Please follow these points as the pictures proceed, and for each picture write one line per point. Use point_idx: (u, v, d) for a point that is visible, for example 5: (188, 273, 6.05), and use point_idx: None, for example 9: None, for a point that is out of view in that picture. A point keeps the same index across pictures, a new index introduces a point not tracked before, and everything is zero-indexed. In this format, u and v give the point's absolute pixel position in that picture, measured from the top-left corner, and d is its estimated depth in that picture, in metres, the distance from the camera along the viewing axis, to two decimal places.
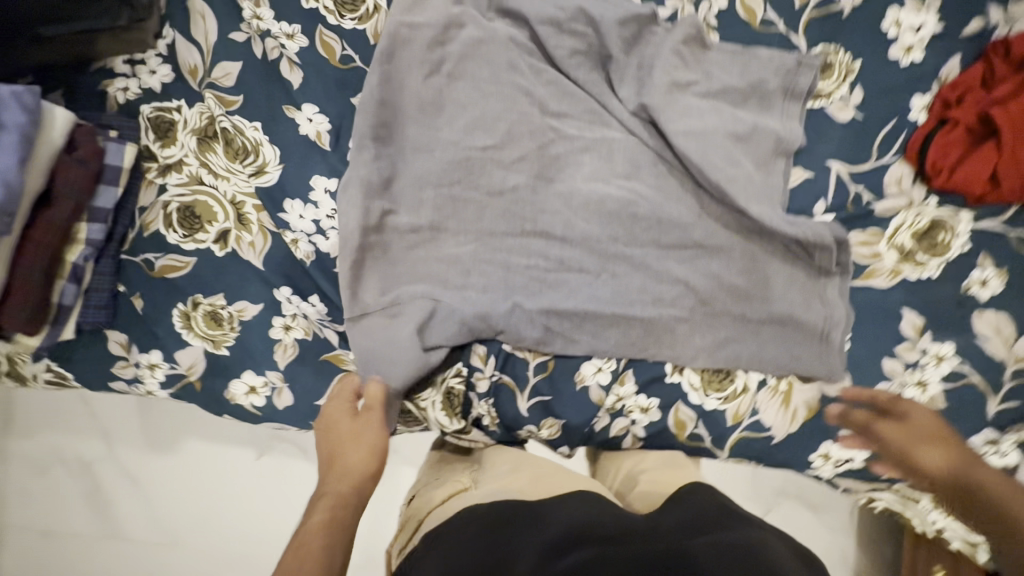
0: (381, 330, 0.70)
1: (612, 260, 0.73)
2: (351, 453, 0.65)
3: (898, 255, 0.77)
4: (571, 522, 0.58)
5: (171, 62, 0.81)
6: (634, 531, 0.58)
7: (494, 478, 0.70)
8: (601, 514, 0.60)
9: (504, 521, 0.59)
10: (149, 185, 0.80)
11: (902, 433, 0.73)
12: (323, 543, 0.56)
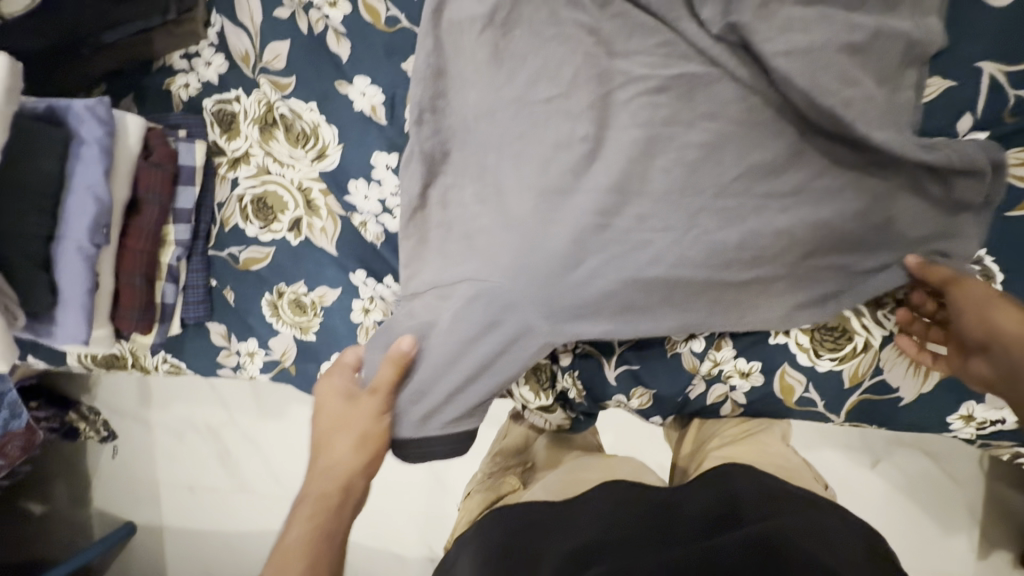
0: (435, 310, 0.67)
1: (700, 216, 0.61)
2: (344, 446, 0.66)
3: None
4: (594, 529, 0.60)
5: (223, 51, 0.80)
6: (664, 529, 0.60)
7: (540, 483, 0.72)
8: (627, 510, 0.63)
9: (533, 527, 0.62)
10: (223, 180, 0.82)
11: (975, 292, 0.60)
12: (320, 544, 0.60)
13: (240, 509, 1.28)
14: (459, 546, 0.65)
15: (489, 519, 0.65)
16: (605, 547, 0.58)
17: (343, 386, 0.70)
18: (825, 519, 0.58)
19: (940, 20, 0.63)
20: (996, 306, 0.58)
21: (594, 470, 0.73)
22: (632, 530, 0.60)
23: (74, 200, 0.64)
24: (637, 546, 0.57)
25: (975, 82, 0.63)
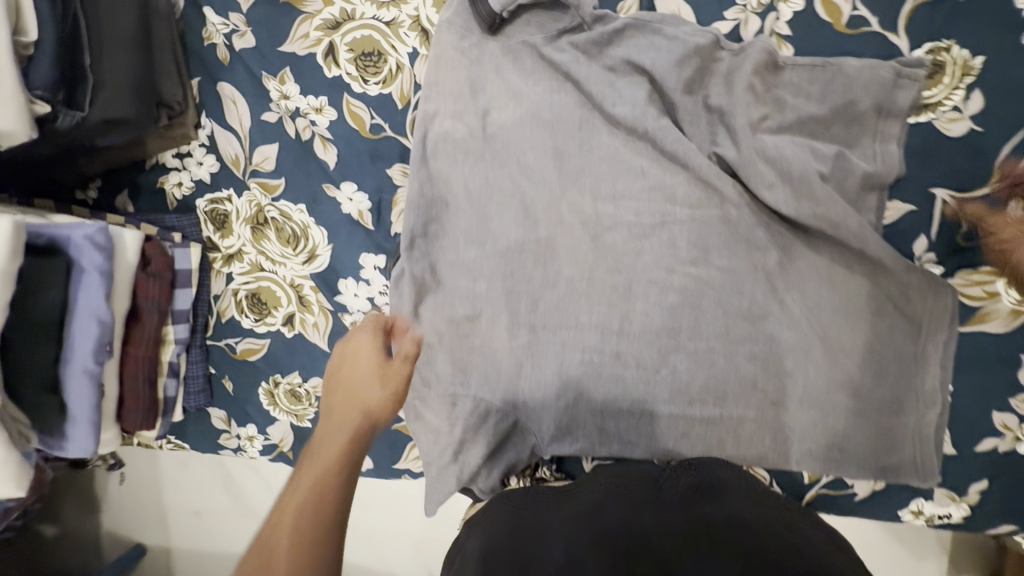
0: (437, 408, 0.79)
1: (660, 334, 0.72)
2: (371, 385, 0.64)
3: (1021, 296, 0.66)
4: (604, 501, 0.61)
5: (213, 151, 0.82)
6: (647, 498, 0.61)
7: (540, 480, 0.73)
8: (628, 487, 0.64)
9: (533, 506, 0.62)
10: (218, 274, 0.85)
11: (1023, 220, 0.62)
12: (316, 515, 0.53)
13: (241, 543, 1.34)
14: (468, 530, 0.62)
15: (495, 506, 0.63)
16: (608, 510, 0.59)
17: (370, 328, 0.70)
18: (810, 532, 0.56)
19: (897, 147, 0.66)
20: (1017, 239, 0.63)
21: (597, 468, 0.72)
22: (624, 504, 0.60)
23: (78, 324, 0.68)
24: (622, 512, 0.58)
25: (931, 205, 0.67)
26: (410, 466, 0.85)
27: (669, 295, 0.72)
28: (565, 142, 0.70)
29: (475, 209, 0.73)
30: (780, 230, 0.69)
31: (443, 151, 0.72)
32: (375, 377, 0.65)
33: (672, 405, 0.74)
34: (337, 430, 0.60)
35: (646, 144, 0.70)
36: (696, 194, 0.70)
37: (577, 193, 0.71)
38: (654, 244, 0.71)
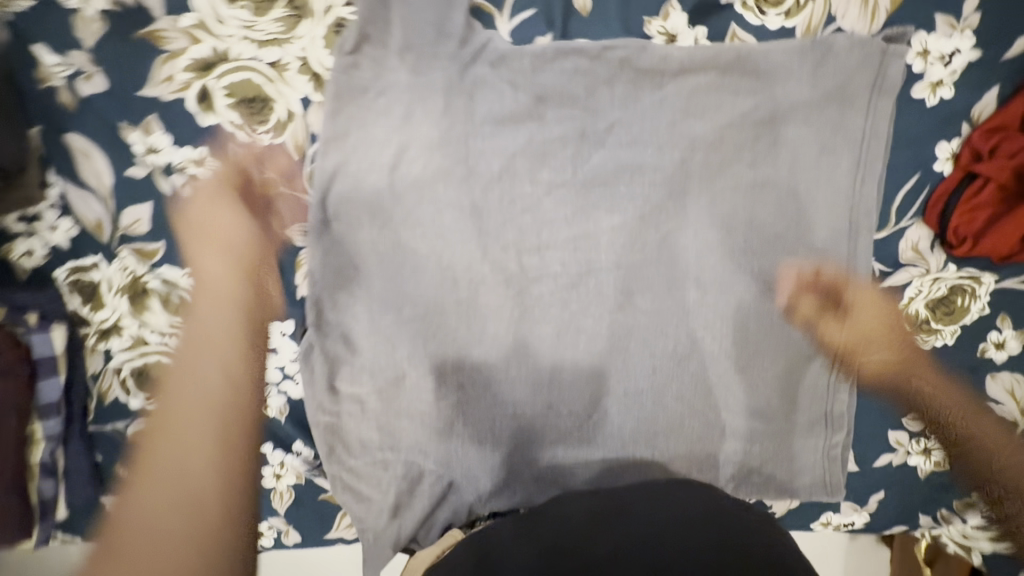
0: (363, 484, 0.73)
1: (591, 381, 0.73)
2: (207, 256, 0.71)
3: (908, 327, 0.71)
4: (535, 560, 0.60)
5: (70, 214, 0.70)
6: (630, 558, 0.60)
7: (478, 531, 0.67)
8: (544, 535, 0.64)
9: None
10: (93, 353, 0.73)
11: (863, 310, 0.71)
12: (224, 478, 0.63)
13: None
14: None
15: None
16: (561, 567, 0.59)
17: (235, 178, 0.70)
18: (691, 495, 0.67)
19: (805, 195, 0.68)
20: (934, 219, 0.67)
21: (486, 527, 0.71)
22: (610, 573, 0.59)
23: None
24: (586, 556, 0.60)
25: (839, 247, 0.69)
26: (342, 536, 0.80)
27: (596, 343, 0.72)
28: (482, 197, 0.65)
29: (389, 273, 0.67)
30: (702, 276, 0.71)
31: (349, 213, 0.65)
32: (251, 243, 0.71)
33: (605, 449, 0.74)
34: (192, 423, 0.64)
35: (567, 196, 0.67)
36: (618, 244, 0.69)
37: (499, 250, 0.67)
38: (579, 295, 0.70)
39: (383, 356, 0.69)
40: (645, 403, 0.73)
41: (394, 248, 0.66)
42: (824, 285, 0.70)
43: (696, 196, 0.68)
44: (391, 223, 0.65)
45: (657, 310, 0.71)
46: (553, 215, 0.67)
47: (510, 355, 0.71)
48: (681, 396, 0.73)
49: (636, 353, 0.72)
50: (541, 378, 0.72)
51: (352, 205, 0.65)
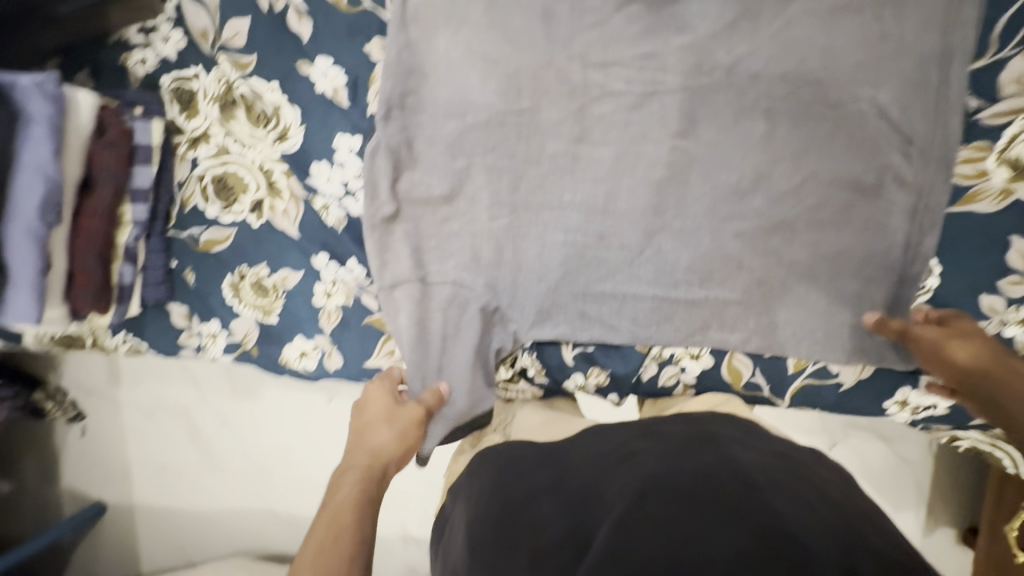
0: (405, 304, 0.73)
1: (647, 212, 0.70)
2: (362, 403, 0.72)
3: (1012, 173, 0.64)
4: (556, 491, 0.57)
5: (181, 26, 0.78)
6: (641, 448, 0.60)
7: (524, 430, 0.73)
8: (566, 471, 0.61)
9: (534, 465, 0.63)
10: (183, 160, 0.80)
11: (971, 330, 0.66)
12: (355, 504, 0.58)
13: (222, 487, 1.29)
14: (465, 488, 0.66)
15: (493, 466, 0.65)
16: (579, 495, 0.56)
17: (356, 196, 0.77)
18: (746, 445, 0.60)
19: (894, 19, 0.64)
20: None
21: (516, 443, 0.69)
22: (613, 458, 0.60)
23: (22, 179, 0.64)
24: (612, 481, 0.56)
25: (933, 77, 0.64)
26: (381, 364, 0.80)
27: (657, 171, 0.70)
28: (554, 5, 0.67)
29: (455, 79, 0.69)
30: (775, 108, 0.68)
31: (425, 18, 0.68)
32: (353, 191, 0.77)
33: (656, 288, 0.72)
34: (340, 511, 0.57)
35: (638, 13, 0.67)
36: (686, 65, 0.68)
37: (565, 61, 0.68)
38: (641, 118, 0.69)
39: (443, 166, 0.71)
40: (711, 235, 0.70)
41: (463, 52, 0.68)
42: (911, 120, 0.65)
43: (773, 18, 0.66)
44: (463, 28, 0.68)
45: (723, 133, 0.69)
46: (622, 30, 0.68)
47: (567, 179, 0.70)
48: (741, 237, 0.69)
49: (698, 186, 0.69)
50: (597, 205, 0.71)
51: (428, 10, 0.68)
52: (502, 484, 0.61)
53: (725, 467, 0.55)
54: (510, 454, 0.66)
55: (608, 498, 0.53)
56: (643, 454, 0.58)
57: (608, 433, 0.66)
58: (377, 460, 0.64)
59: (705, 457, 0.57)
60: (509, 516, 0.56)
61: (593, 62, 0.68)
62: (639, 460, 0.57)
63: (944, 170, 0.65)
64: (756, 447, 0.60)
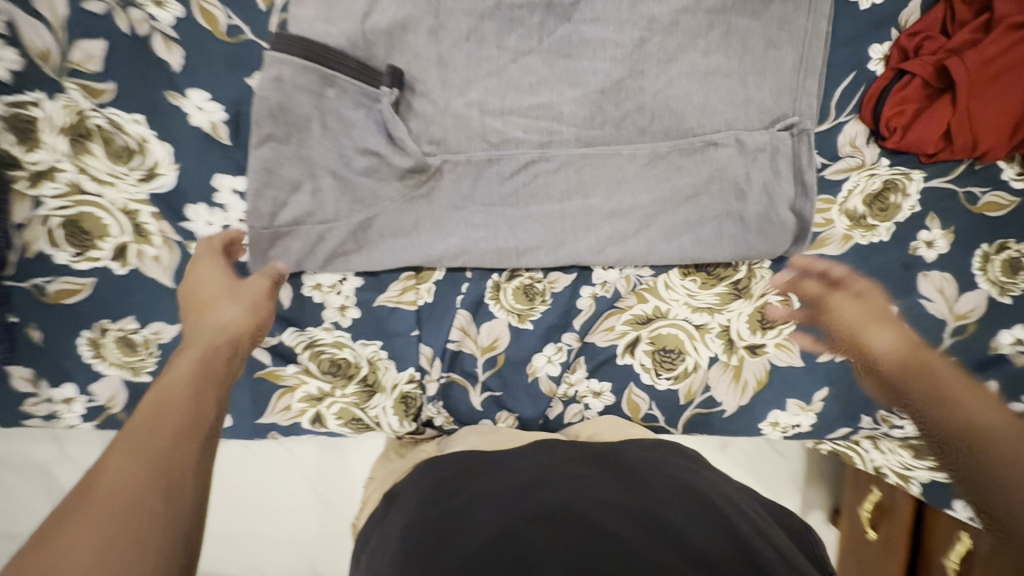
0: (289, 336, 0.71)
1: (547, 256, 0.73)
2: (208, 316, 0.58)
3: (850, 222, 0.75)
4: (504, 496, 0.57)
5: (13, 44, 0.63)
6: (586, 472, 0.61)
7: (468, 444, 0.71)
8: (520, 476, 0.61)
9: (480, 471, 0.63)
10: (21, 199, 0.67)
11: (852, 312, 0.61)
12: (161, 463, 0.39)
13: None
14: (398, 500, 0.64)
15: (432, 480, 0.63)
16: (527, 499, 0.56)
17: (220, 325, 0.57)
18: (683, 463, 0.66)
19: (756, 85, 0.72)
20: (906, 125, 0.71)
21: (473, 454, 0.68)
22: (556, 475, 0.60)
23: None
24: (562, 489, 0.57)
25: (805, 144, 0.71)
26: (276, 421, 0.74)
27: (555, 216, 0.72)
28: (450, 53, 0.67)
29: (351, 122, 0.66)
30: (661, 160, 0.73)
31: (311, 56, 0.63)
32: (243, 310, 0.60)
33: (557, 328, 0.74)
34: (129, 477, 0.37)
35: (533, 65, 0.69)
36: (580, 114, 0.71)
37: (462, 107, 0.68)
38: (538, 164, 0.71)
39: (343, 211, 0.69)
40: (606, 270, 0.74)
41: (358, 95, 0.65)
42: (780, 180, 0.72)
43: (656, 74, 0.71)
44: (355, 68, 0.65)
45: (615, 176, 0.72)
46: (518, 79, 0.69)
47: (469, 225, 0.72)
48: (629, 278, 0.74)
49: (593, 235, 0.73)
50: (500, 248, 0.72)
51: (316, 46, 0.63)
52: (440, 497, 0.59)
53: (672, 491, 0.58)
54: (457, 464, 0.65)
55: (543, 505, 0.55)
56: (589, 476, 0.60)
57: (565, 448, 0.68)
58: (203, 428, 0.43)
59: (654, 481, 0.59)
60: (445, 521, 0.55)
61: (492, 109, 0.69)
62: (590, 478, 0.60)
63: (808, 201, 0.71)
64: (696, 469, 0.65)
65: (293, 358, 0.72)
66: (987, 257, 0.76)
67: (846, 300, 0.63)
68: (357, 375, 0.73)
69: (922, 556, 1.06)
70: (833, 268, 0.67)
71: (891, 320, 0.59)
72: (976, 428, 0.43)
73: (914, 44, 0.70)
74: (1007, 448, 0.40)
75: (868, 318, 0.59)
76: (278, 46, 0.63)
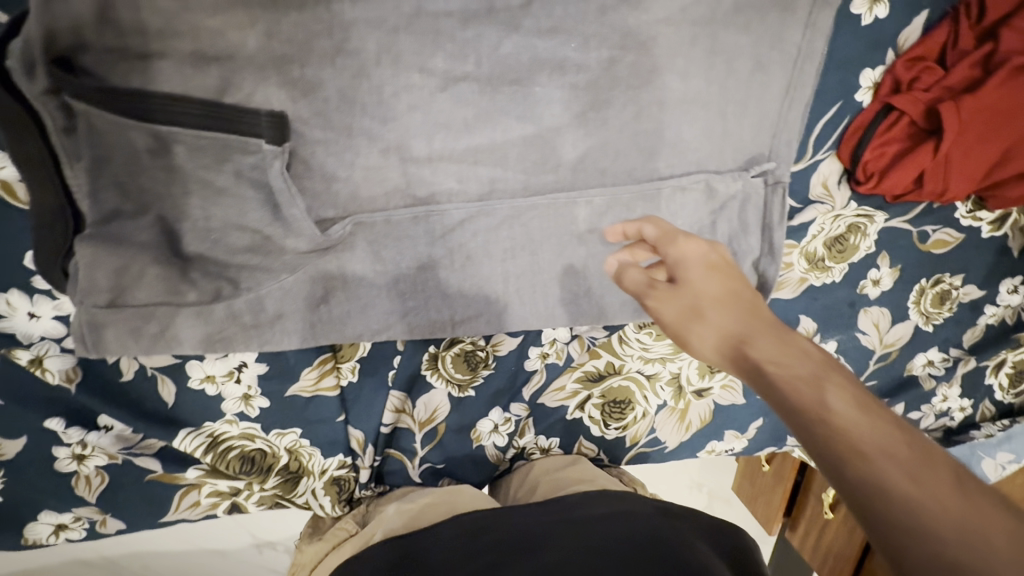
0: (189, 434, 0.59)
1: (490, 324, 0.62)
2: None
3: (808, 264, 0.71)
4: None
5: None
6: (527, 543, 0.52)
7: (393, 525, 0.59)
8: (458, 565, 0.50)
9: (408, 564, 0.52)
10: None
11: (672, 306, 0.48)
12: None
13: None
14: None
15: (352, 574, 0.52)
16: None
17: None
18: (647, 508, 0.57)
19: (735, 118, 0.60)
20: (883, 168, 0.65)
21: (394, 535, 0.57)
22: (492, 552, 0.51)
23: None
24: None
25: (774, 194, 0.64)
26: (184, 517, 0.63)
27: (498, 278, 0.61)
28: (352, 85, 0.49)
29: (222, 186, 0.48)
30: (621, 207, 0.61)
31: (142, 110, 0.44)
32: None
33: (502, 390, 0.67)
34: None
35: (468, 94, 0.52)
36: (531, 158, 0.57)
37: (378, 160, 0.52)
38: (478, 217, 0.58)
39: (227, 298, 0.53)
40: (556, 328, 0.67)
41: (218, 151, 0.47)
42: (747, 229, 0.65)
43: (625, 104, 0.57)
44: (200, 113, 0.45)
45: (572, 227, 0.61)
46: (449, 114, 0.52)
47: (394, 295, 0.58)
48: (578, 339, 0.69)
49: (545, 300, 0.63)
50: (436, 321, 0.60)
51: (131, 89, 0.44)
52: None
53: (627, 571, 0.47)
54: (375, 559, 0.53)
55: None
56: (529, 549, 0.51)
57: (505, 510, 0.58)
58: None
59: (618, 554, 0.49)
60: None
61: (416, 155, 0.53)
62: (535, 555, 0.50)
63: (774, 262, 0.65)
64: (668, 516, 0.56)
65: (196, 460, 0.60)
66: (924, 290, 0.76)
67: (653, 291, 0.49)
68: (277, 465, 0.63)
69: (803, 486, 1.13)
70: (646, 227, 0.51)
71: (731, 298, 0.47)
72: (886, 505, 0.34)
73: (910, 75, 0.62)
74: (906, 509, 0.34)
75: (704, 306, 0.47)
76: (84, 93, 0.43)
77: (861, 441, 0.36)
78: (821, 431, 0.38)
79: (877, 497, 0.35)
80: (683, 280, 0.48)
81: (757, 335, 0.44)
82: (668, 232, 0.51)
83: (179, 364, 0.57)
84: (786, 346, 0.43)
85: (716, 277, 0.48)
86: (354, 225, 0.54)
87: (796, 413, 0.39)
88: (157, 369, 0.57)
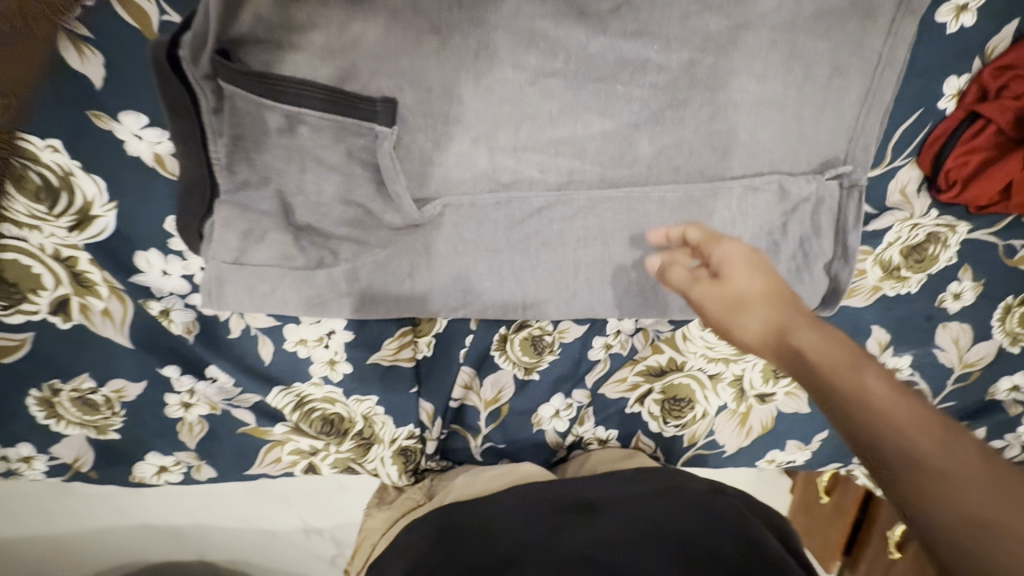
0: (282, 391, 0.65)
1: (559, 309, 0.65)
2: None
3: (882, 273, 0.70)
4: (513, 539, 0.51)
5: None
6: (594, 505, 0.55)
7: (461, 491, 0.63)
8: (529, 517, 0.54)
9: (480, 515, 0.56)
10: None
11: (717, 298, 0.50)
12: None
13: None
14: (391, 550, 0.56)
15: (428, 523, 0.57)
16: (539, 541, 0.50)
17: None
18: (710, 487, 0.60)
19: (812, 120, 0.62)
20: (967, 176, 0.64)
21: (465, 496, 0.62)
22: (562, 511, 0.55)
23: None
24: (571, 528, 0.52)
25: (850, 198, 0.64)
26: (267, 471, 0.69)
27: (570, 265, 0.64)
28: (454, 78, 0.54)
29: (335, 163, 0.54)
30: (693, 203, 0.63)
31: (277, 93, 0.51)
32: None
33: (565, 376, 0.70)
34: None
35: (556, 89, 0.57)
36: (609, 151, 0.60)
37: (470, 148, 0.57)
38: (555, 204, 0.62)
39: (329, 265, 0.59)
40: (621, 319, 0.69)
41: (336, 132, 0.53)
42: (818, 232, 0.66)
43: (703, 103, 0.59)
44: (324, 98, 0.51)
45: (644, 221, 0.63)
46: (538, 107, 0.57)
47: (473, 275, 0.63)
48: (643, 332, 0.71)
49: (613, 289, 0.65)
50: (510, 303, 0.64)
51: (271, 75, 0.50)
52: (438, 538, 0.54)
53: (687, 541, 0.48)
54: (446, 517, 0.57)
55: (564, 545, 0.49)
56: (597, 510, 0.54)
57: (572, 480, 0.61)
58: None
59: (683, 518, 0.52)
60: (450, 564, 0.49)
61: (505, 144, 0.58)
62: (602, 514, 0.53)
63: (847, 266, 0.65)
64: (730, 497, 0.58)
65: (283, 418, 0.66)
66: (1010, 308, 0.73)
67: (698, 284, 0.51)
68: (353, 430, 0.68)
69: (864, 520, 1.07)
70: (691, 231, 0.54)
71: (775, 291, 0.49)
72: (917, 479, 0.35)
73: (998, 84, 0.61)
74: (934, 481, 0.35)
75: (748, 297, 0.49)
76: (233, 79, 0.50)
77: (895, 420, 0.37)
78: (854, 409, 0.39)
79: (907, 469, 0.36)
80: (727, 272, 0.50)
81: (798, 324, 0.46)
82: (711, 233, 0.53)
83: (278, 326, 0.63)
84: (826, 335, 0.44)
85: (759, 274, 0.50)
86: (443, 206, 0.59)
87: (832, 397, 0.40)
88: (259, 329, 0.63)
